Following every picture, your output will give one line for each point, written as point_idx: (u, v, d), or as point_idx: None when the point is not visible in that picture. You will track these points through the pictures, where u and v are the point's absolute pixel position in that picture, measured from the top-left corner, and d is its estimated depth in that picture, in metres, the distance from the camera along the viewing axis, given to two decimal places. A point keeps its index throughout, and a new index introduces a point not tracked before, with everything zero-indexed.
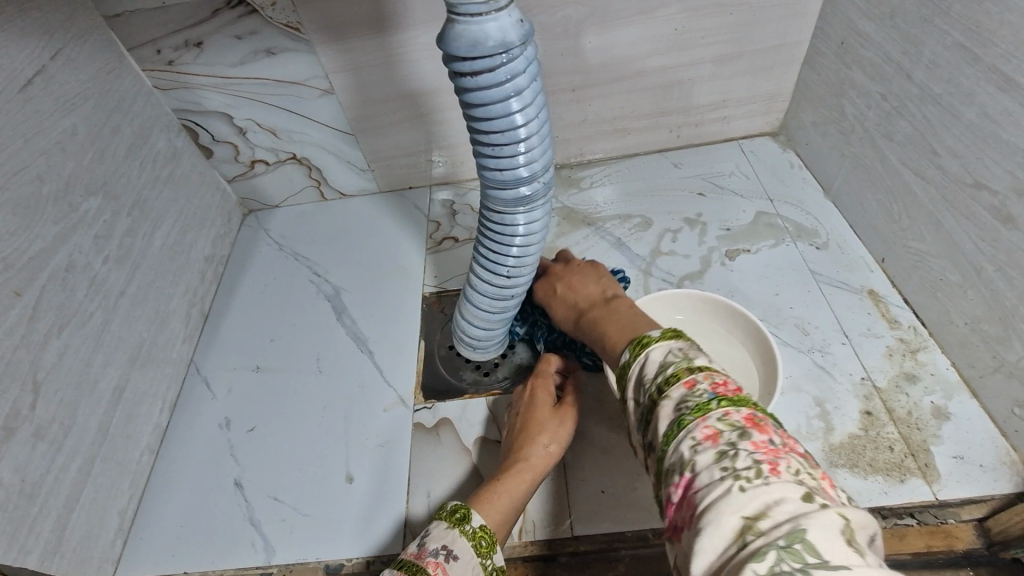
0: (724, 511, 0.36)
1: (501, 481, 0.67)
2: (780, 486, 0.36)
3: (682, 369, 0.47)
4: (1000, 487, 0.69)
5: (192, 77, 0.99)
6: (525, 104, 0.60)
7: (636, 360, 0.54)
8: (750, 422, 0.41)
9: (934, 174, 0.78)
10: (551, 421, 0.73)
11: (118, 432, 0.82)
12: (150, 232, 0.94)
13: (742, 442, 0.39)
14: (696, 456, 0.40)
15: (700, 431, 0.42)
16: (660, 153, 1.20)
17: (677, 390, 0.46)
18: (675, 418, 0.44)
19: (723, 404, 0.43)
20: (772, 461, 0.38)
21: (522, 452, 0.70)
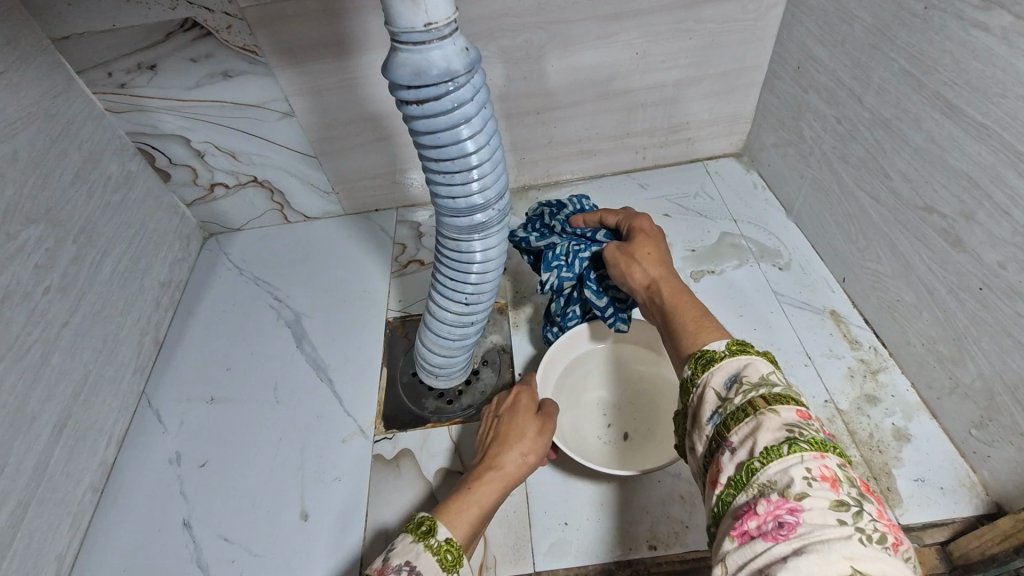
0: (837, 553, 0.34)
1: (472, 490, 0.63)
2: (899, 562, 0.34)
3: (791, 395, 0.45)
4: (960, 510, 0.69)
5: (146, 99, 0.96)
6: (475, 131, 0.59)
7: (735, 357, 0.50)
8: (866, 488, 0.39)
9: (888, 196, 0.80)
10: (528, 430, 0.70)
11: (58, 472, 0.77)
12: (98, 259, 0.91)
13: (865, 504, 0.37)
14: (809, 488, 0.38)
15: (817, 467, 0.39)
16: (626, 174, 1.20)
17: (788, 412, 0.43)
18: (785, 438, 0.41)
19: (840, 455, 0.41)
20: (894, 535, 0.36)
21: (496, 460, 0.67)
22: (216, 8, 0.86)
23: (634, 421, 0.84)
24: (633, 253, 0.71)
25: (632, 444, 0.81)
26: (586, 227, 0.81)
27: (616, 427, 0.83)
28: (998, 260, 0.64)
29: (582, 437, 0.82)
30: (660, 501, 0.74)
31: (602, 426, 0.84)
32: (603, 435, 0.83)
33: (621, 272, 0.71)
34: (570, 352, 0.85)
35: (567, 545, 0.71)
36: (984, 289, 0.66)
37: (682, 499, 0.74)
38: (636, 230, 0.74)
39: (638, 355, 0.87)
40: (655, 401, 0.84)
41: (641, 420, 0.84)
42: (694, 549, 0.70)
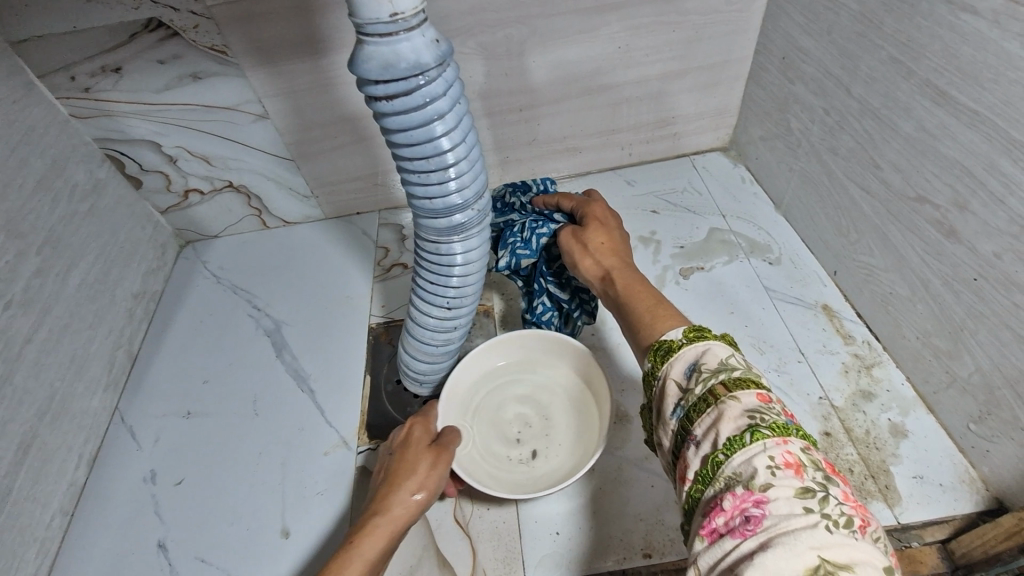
0: (803, 543, 0.32)
1: (355, 542, 0.55)
2: (866, 546, 0.32)
3: (751, 378, 0.42)
4: (960, 507, 0.68)
5: (112, 104, 0.92)
6: (449, 128, 0.57)
7: (692, 345, 0.47)
8: (832, 469, 0.37)
9: (879, 188, 0.78)
10: (419, 464, 0.63)
11: (22, 496, 0.74)
12: (65, 271, 0.87)
13: (831, 487, 0.35)
14: (773, 478, 0.36)
15: (780, 454, 0.37)
16: (613, 171, 1.18)
17: (748, 397, 0.41)
18: (747, 426, 0.39)
19: (803, 437, 0.39)
20: (861, 517, 0.34)
21: (383, 503, 0.59)
22: (182, 7, 0.82)
23: (546, 436, 0.76)
24: (586, 243, 0.69)
25: (542, 462, 0.74)
26: (546, 209, 0.79)
27: (527, 443, 0.76)
28: (993, 251, 0.62)
29: (488, 457, 0.74)
30: (653, 507, 0.71)
31: (512, 443, 0.76)
32: (512, 453, 0.75)
33: (574, 263, 0.69)
34: (476, 368, 0.79)
35: (557, 557, 0.69)
36: (979, 280, 0.65)
37: (676, 504, 0.71)
38: (589, 219, 0.72)
39: (551, 364, 0.81)
40: (570, 415, 0.78)
41: (553, 434, 0.76)
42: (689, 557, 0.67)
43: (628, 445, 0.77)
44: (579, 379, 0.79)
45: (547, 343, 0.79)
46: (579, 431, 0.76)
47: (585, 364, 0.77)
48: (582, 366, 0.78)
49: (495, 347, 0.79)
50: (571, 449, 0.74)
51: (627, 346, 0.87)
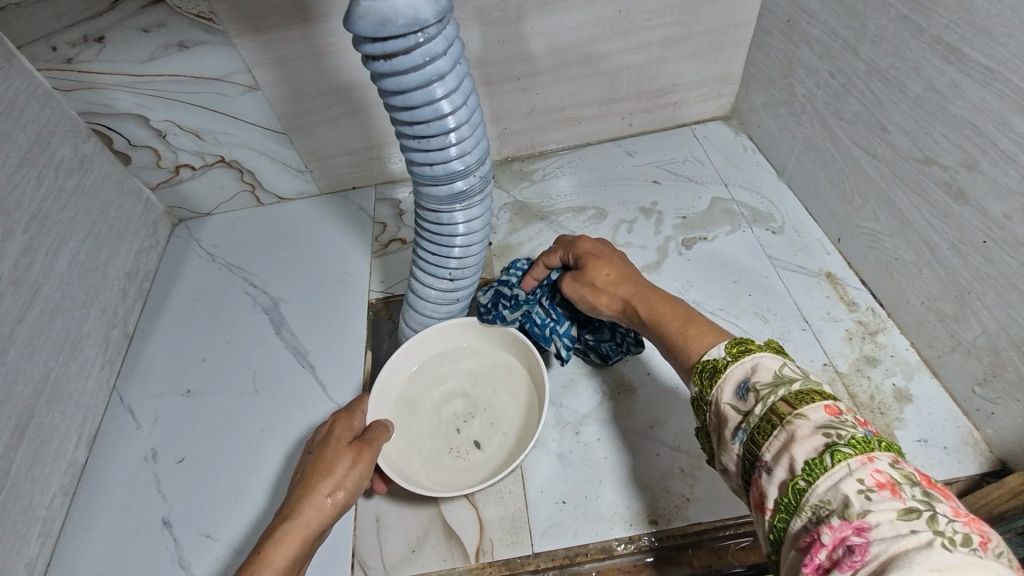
0: (921, 565, 0.31)
1: (261, 551, 0.51)
2: (994, 563, 0.31)
3: (815, 391, 0.42)
4: (965, 469, 0.68)
5: (96, 75, 0.89)
6: (449, 90, 0.55)
7: (738, 363, 0.47)
8: (928, 481, 0.37)
9: (885, 152, 0.77)
10: (338, 462, 0.57)
11: (20, 475, 0.73)
12: (54, 249, 0.85)
13: (934, 504, 0.34)
14: (869, 503, 0.35)
15: (869, 475, 0.36)
16: (613, 142, 1.15)
17: (817, 413, 0.41)
18: (825, 446, 0.38)
19: (888, 449, 0.38)
20: (979, 533, 0.33)
21: (294, 506, 0.54)
22: None
23: (488, 426, 0.72)
24: (593, 283, 0.67)
25: (485, 452, 0.70)
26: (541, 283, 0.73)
27: (468, 434, 0.72)
28: (1002, 211, 0.61)
29: (427, 454, 0.71)
30: (660, 475, 0.71)
31: (453, 436, 0.72)
32: (454, 447, 0.71)
33: (589, 304, 0.68)
34: (410, 362, 0.76)
35: (565, 526, 0.69)
36: (988, 242, 0.64)
37: (682, 471, 0.71)
38: (583, 257, 0.68)
39: (490, 352, 0.78)
40: (511, 402, 0.74)
41: (496, 423, 0.72)
42: (695, 523, 0.68)
43: (632, 414, 0.77)
44: (518, 365, 0.76)
45: (482, 330, 0.77)
46: (520, 418, 0.72)
47: (521, 347, 0.74)
48: (520, 351, 0.75)
49: (430, 339, 0.76)
50: (514, 436, 0.71)
51: None
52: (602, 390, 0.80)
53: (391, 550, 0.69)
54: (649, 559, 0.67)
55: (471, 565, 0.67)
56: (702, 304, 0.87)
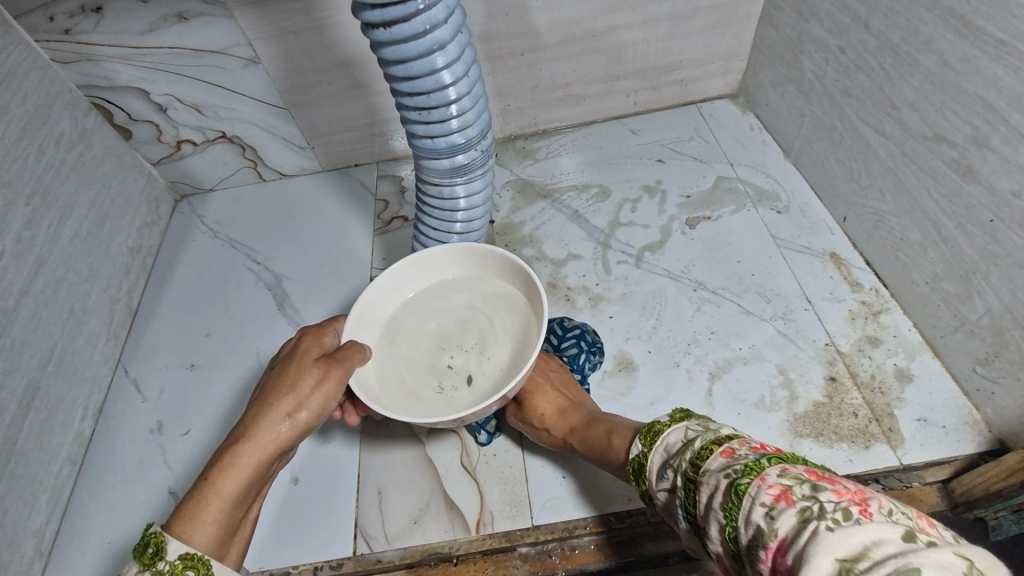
0: (815, 554, 0.33)
1: (211, 478, 0.49)
2: (875, 525, 0.34)
3: (711, 442, 0.48)
4: (963, 448, 0.68)
5: (94, 47, 0.88)
6: (450, 60, 0.54)
7: (653, 450, 0.54)
8: (815, 476, 0.40)
9: (894, 129, 0.75)
10: (301, 380, 0.53)
11: (28, 446, 0.74)
12: (56, 223, 0.85)
13: (818, 493, 0.37)
14: (773, 520, 0.38)
15: (766, 493, 0.39)
16: (617, 119, 1.14)
17: (716, 462, 0.45)
18: (729, 486, 0.42)
19: (774, 462, 0.42)
20: (859, 503, 0.36)
21: (249, 427, 0.51)
22: None
23: (481, 358, 0.64)
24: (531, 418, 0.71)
25: (475, 386, 0.63)
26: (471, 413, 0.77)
27: (458, 369, 0.64)
28: (1011, 189, 0.61)
29: (411, 387, 0.63)
30: None
31: (440, 370, 0.64)
32: (442, 380, 0.64)
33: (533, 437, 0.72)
34: (395, 289, 0.68)
35: (564, 500, 0.70)
36: (995, 221, 0.63)
37: None
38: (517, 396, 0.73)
39: (487, 282, 0.69)
40: (507, 332, 0.65)
41: (489, 355, 0.65)
42: None
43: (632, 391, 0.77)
44: (517, 294, 0.67)
45: (476, 256, 0.68)
46: (516, 349, 0.64)
47: (519, 272, 0.66)
48: (518, 276, 0.66)
49: (416, 265, 0.68)
50: (506, 367, 0.63)
51: (633, 295, 0.87)
52: (603, 367, 0.80)
53: (394, 521, 0.70)
54: (646, 532, 0.67)
55: (469, 537, 0.68)
56: (705, 284, 0.87)
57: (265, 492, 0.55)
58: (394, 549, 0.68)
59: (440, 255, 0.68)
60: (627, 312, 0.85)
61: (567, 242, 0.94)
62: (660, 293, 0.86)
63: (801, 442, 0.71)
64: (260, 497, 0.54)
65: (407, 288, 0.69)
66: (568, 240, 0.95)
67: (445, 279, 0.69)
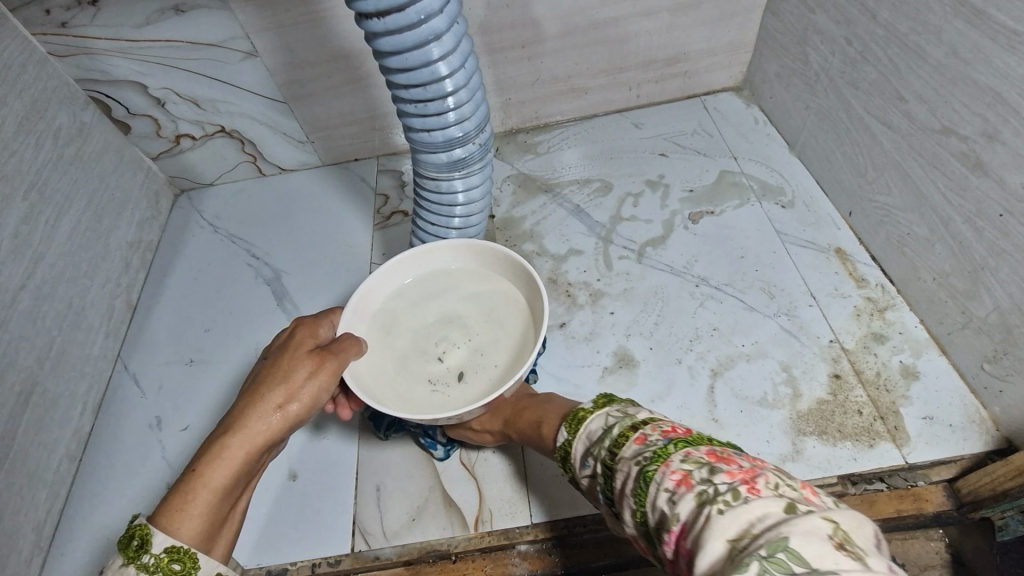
0: (708, 538, 0.33)
1: (198, 469, 0.48)
2: (761, 502, 0.34)
3: (627, 427, 0.46)
4: (969, 447, 0.67)
5: (91, 40, 0.88)
6: (446, 52, 0.53)
7: (576, 438, 0.52)
8: (714, 457, 0.39)
9: (901, 122, 0.74)
10: (294, 371, 0.52)
11: (27, 442, 0.74)
12: (54, 218, 0.85)
13: (714, 476, 0.37)
14: (674, 506, 0.38)
15: (669, 479, 0.39)
16: (620, 113, 1.12)
17: (629, 449, 0.44)
18: (639, 473, 0.42)
19: (681, 446, 0.41)
20: (748, 481, 0.36)
21: (239, 418, 0.50)
22: None
23: (477, 355, 0.64)
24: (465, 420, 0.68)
25: (469, 382, 0.62)
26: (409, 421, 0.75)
27: (452, 364, 0.64)
28: (1021, 183, 0.59)
29: (404, 380, 0.63)
30: None
31: (435, 365, 0.64)
32: (435, 375, 0.63)
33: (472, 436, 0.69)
34: (393, 280, 0.68)
35: (563, 497, 0.69)
36: (1005, 216, 0.62)
37: None
38: None
39: (486, 278, 0.69)
40: (504, 330, 0.65)
41: (485, 353, 0.64)
42: None
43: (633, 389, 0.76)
44: (518, 292, 0.67)
45: (477, 253, 0.68)
46: (513, 348, 0.63)
47: (520, 271, 0.65)
48: (519, 276, 0.66)
49: (416, 258, 0.68)
50: (502, 365, 0.62)
51: (634, 292, 0.86)
52: (603, 363, 0.79)
53: (392, 518, 0.70)
54: None
55: (468, 535, 0.68)
56: (707, 280, 0.85)
57: (252, 486, 0.54)
58: (392, 546, 0.68)
59: (439, 249, 0.67)
60: (629, 308, 0.84)
61: (568, 237, 0.93)
62: (662, 289, 0.85)
63: (804, 441, 0.70)
64: (247, 491, 0.53)
65: (406, 280, 0.69)
66: (569, 236, 0.94)
67: (444, 273, 0.69)
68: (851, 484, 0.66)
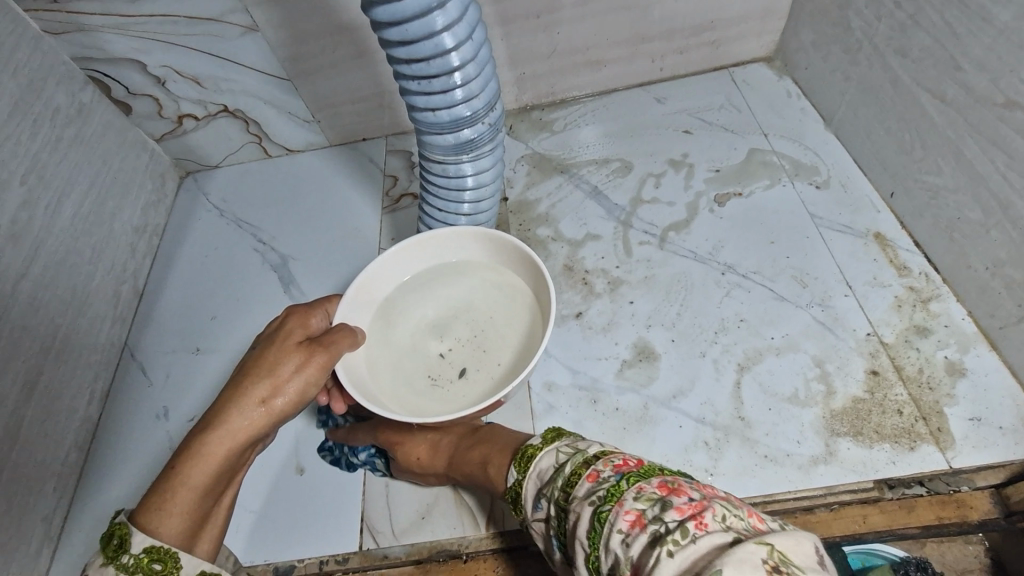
0: None
1: (178, 466, 0.46)
2: (708, 539, 0.33)
3: (579, 464, 0.45)
4: (1021, 452, 0.62)
5: (86, 15, 0.84)
6: (452, 21, 0.48)
7: (528, 477, 0.50)
8: (665, 489, 0.38)
9: (957, 95, 0.67)
10: (281, 364, 0.49)
11: (33, 434, 0.72)
12: (54, 204, 0.82)
13: (664, 513, 0.36)
14: (627, 549, 0.36)
15: (622, 518, 0.38)
16: (642, 87, 1.05)
17: (581, 487, 0.43)
18: (592, 513, 0.40)
19: (633, 481, 0.40)
20: (696, 515, 0.35)
21: (220, 412, 0.47)
22: None
23: (482, 353, 0.61)
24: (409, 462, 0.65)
25: (472, 383, 0.59)
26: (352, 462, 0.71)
27: (453, 361, 0.61)
28: None
29: (402, 379, 0.59)
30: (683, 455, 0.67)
31: (435, 360, 0.61)
32: (436, 373, 0.60)
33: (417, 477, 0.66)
34: (393, 269, 0.64)
35: None
36: None
37: (705, 446, 0.66)
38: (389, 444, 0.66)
39: (491, 268, 0.64)
40: (510, 326, 0.61)
41: (490, 352, 0.61)
42: None
43: (654, 384, 0.72)
44: (525, 285, 0.62)
45: (484, 241, 0.63)
46: (522, 346, 0.59)
47: (528, 265, 0.61)
48: (526, 269, 0.61)
49: (419, 245, 0.63)
50: (509, 366, 0.59)
51: (655, 279, 0.81)
52: (622, 356, 0.75)
53: (401, 515, 0.68)
54: None
55: (480, 535, 0.65)
56: (734, 267, 0.80)
57: (239, 478, 0.52)
58: (401, 545, 0.66)
59: (444, 237, 0.63)
60: (650, 298, 0.79)
61: (585, 221, 0.88)
62: (686, 277, 0.80)
63: (838, 442, 0.65)
64: (233, 484, 0.51)
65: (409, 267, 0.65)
66: (587, 219, 0.89)
67: (448, 262, 0.65)
68: (887, 489, 0.62)
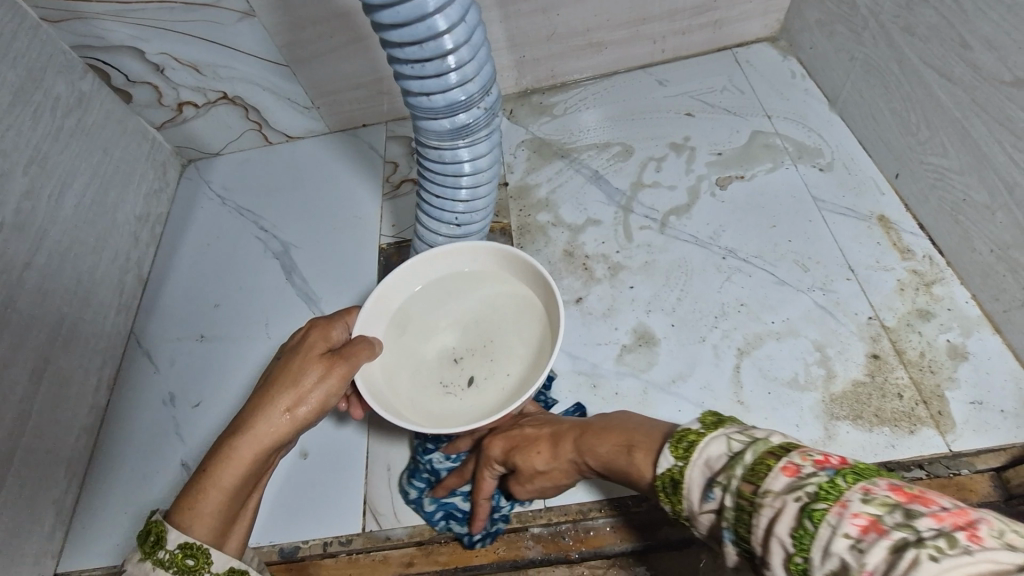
0: None
1: (208, 470, 0.47)
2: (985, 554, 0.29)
3: (765, 454, 0.38)
4: (1021, 436, 0.62)
5: (83, 3, 0.83)
6: (444, 4, 0.48)
7: (688, 465, 0.43)
8: (902, 493, 0.33)
9: (963, 73, 0.65)
10: (304, 374, 0.50)
11: (43, 420, 0.74)
12: (57, 193, 0.83)
13: (915, 521, 0.31)
14: (861, 556, 0.31)
15: (850, 523, 0.32)
16: (643, 69, 1.04)
17: (778, 481, 0.36)
18: (801, 512, 0.34)
19: (854, 480, 0.34)
20: (963, 527, 0.30)
21: (247, 418, 0.48)
22: None
23: (492, 361, 0.61)
24: (531, 462, 0.59)
25: (484, 392, 0.60)
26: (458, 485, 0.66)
27: (466, 369, 0.61)
28: None
29: (418, 388, 0.60)
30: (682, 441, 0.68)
31: (450, 368, 0.61)
32: (449, 380, 0.61)
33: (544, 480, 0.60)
34: (408, 279, 0.64)
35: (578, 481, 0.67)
36: None
37: None
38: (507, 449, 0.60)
39: (502, 279, 0.65)
40: (519, 335, 0.62)
41: (499, 359, 0.61)
42: None
43: (654, 368, 0.72)
44: (534, 295, 0.63)
45: (495, 254, 0.64)
46: (530, 354, 0.60)
47: (538, 279, 0.61)
48: (536, 283, 0.62)
49: (434, 257, 0.64)
50: (519, 374, 0.59)
51: (655, 264, 0.80)
52: (622, 341, 0.75)
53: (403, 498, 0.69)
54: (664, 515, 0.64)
55: None
56: (734, 252, 0.80)
57: (264, 481, 0.53)
58: (402, 527, 0.67)
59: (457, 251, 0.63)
60: (650, 283, 0.79)
61: (585, 207, 0.88)
62: (686, 262, 0.80)
63: (838, 426, 0.65)
64: (258, 487, 0.52)
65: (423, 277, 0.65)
66: (587, 204, 0.88)
67: (460, 273, 0.65)
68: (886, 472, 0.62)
